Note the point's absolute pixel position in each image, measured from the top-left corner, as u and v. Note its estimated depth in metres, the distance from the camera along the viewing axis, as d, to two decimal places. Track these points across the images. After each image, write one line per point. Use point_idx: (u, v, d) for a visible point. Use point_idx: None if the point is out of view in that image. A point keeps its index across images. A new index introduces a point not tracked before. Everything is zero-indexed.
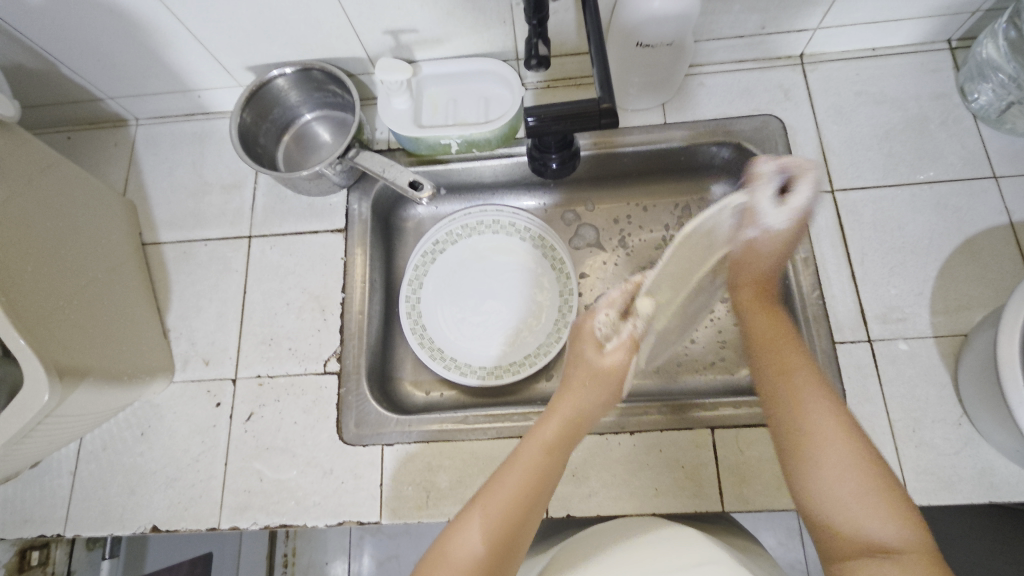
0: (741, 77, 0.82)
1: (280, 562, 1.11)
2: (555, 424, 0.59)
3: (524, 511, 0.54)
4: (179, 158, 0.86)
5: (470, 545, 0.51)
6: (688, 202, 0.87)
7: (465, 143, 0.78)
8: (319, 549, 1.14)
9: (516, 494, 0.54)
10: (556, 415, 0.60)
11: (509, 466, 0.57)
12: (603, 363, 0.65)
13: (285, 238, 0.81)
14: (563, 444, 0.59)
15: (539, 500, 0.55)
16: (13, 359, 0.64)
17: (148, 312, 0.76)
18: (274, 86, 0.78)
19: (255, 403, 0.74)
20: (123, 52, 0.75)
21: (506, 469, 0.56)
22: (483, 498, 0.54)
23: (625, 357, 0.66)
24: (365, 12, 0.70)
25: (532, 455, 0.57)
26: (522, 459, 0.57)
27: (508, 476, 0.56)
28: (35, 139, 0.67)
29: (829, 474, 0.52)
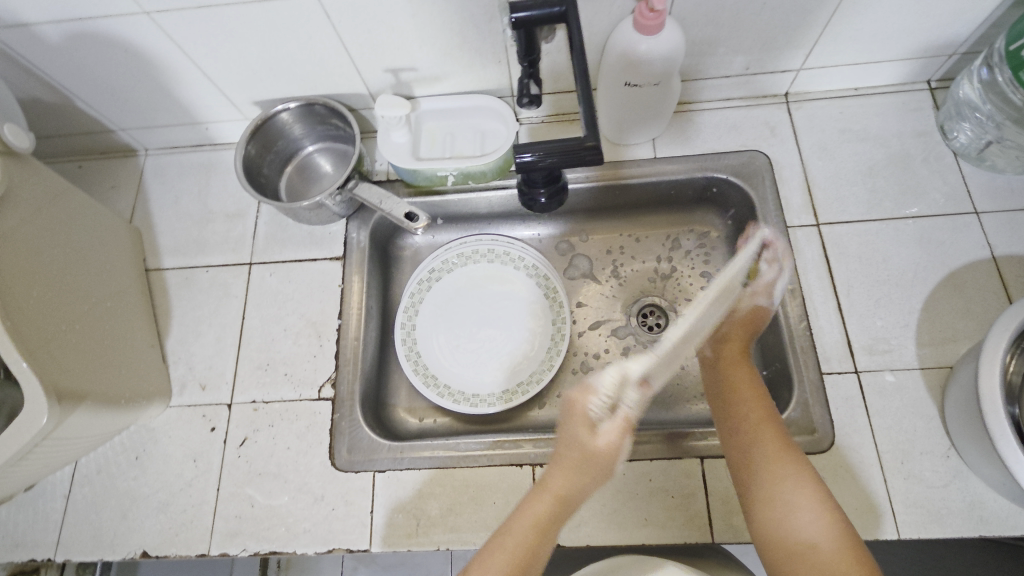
0: (729, 114, 0.85)
1: None
2: (520, 521, 0.58)
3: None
4: (186, 187, 0.89)
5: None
6: (678, 234, 0.89)
7: (461, 175, 0.80)
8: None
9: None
10: (544, 493, 0.60)
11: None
12: (599, 446, 0.61)
13: (284, 265, 0.83)
14: (527, 546, 0.57)
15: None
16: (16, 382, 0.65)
17: (148, 338, 0.78)
18: (279, 120, 0.81)
19: (249, 427, 0.75)
20: (135, 87, 0.78)
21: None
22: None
23: (620, 440, 0.62)
24: (366, 51, 0.73)
25: (494, 563, 0.56)
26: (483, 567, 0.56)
27: (495, 557, 0.56)
28: (48, 169, 0.70)
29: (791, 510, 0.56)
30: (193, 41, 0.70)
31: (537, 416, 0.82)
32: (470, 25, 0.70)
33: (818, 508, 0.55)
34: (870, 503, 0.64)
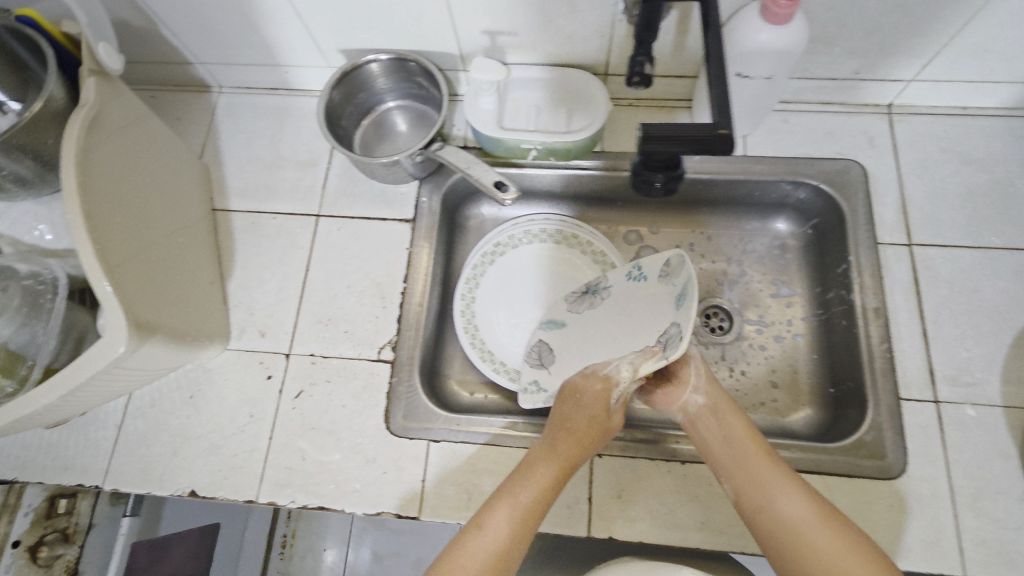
0: (827, 119, 0.81)
1: (278, 541, 0.99)
2: (524, 486, 0.58)
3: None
4: (258, 130, 0.87)
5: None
6: (753, 238, 0.87)
7: (544, 150, 0.78)
8: (318, 534, 1.01)
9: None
10: (544, 455, 0.60)
11: (476, 544, 0.54)
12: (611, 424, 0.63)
13: (353, 221, 0.81)
14: (531, 510, 0.57)
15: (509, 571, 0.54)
16: (85, 308, 0.64)
17: (211, 278, 0.76)
18: (366, 70, 0.78)
19: (305, 381, 0.74)
20: (224, 20, 0.76)
21: (465, 544, 0.55)
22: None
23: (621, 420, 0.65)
24: (468, 9, 0.70)
25: (500, 521, 0.56)
26: (489, 531, 0.55)
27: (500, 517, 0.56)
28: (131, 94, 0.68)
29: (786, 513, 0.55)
30: None
31: None
32: None
33: (807, 504, 0.55)
34: (937, 536, 0.63)
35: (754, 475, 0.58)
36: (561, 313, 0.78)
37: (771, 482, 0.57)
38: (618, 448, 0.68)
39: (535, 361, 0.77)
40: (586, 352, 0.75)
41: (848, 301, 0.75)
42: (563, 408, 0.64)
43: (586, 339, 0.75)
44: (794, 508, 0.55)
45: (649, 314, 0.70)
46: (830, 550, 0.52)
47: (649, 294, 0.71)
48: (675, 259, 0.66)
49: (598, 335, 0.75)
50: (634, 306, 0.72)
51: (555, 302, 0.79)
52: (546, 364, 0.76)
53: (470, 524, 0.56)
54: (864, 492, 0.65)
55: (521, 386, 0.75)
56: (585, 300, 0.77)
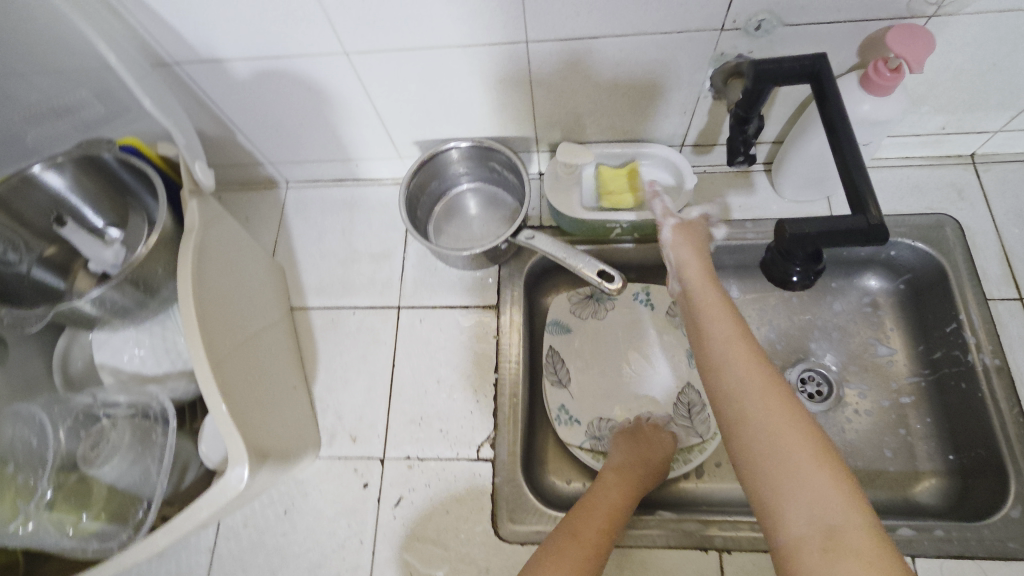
0: (910, 173, 0.80)
1: None
2: (603, 496, 0.64)
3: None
4: (329, 224, 0.86)
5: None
6: (840, 294, 0.83)
7: (629, 227, 0.76)
8: None
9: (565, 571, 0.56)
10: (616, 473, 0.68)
11: (567, 542, 0.59)
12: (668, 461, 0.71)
13: (435, 311, 0.79)
14: (614, 516, 0.62)
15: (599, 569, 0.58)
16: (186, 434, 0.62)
17: (298, 383, 0.74)
18: (444, 159, 0.78)
19: (404, 486, 0.70)
20: (302, 123, 0.76)
21: (557, 543, 0.59)
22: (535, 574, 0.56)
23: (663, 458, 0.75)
24: (552, 98, 0.70)
25: (592, 522, 0.61)
26: (578, 530, 0.60)
27: (584, 511, 0.62)
28: (214, 202, 0.67)
29: (763, 433, 0.47)
30: (379, 82, 0.68)
31: (695, 487, 0.75)
32: (673, 75, 0.66)
33: (772, 433, 0.47)
34: None
35: (733, 378, 0.51)
36: (566, 317, 0.85)
37: (746, 375, 0.51)
38: (748, 542, 0.65)
39: (555, 379, 0.81)
40: (599, 375, 0.82)
41: (965, 362, 0.72)
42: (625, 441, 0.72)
43: (604, 363, 0.83)
44: (767, 416, 0.48)
45: (654, 350, 0.83)
46: (808, 469, 0.45)
47: (657, 325, 0.85)
48: None
49: (615, 361, 0.83)
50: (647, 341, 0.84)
51: (557, 302, 0.85)
52: (565, 383, 0.81)
53: (561, 527, 0.61)
54: None
55: (553, 415, 0.78)
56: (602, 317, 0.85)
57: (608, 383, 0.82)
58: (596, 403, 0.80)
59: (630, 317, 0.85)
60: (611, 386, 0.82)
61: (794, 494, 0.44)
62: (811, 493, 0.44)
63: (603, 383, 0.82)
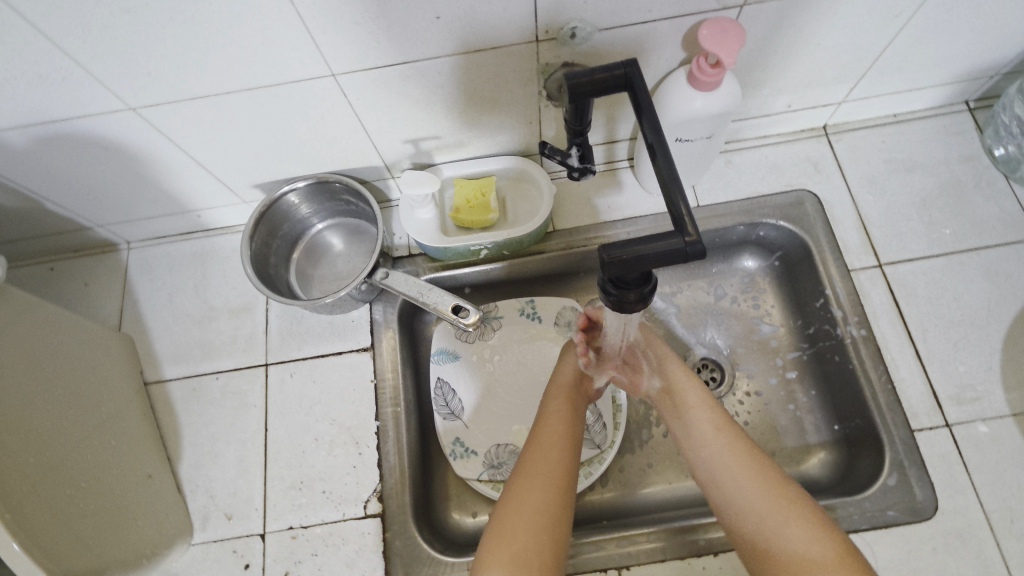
0: (768, 152, 0.80)
1: None
2: (555, 423, 0.61)
3: (550, 539, 0.53)
4: (179, 282, 0.79)
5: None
6: (720, 281, 0.82)
7: (496, 247, 0.74)
8: None
9: (534, 512, 0.54)
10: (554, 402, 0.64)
11: (527, 479, 0.56)
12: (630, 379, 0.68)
13: (306, 363, 0.74)
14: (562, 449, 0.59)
15: (564, 490, 0.56)
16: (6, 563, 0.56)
17: (158, 468, 0.68)
18: (285, 202, 0.73)
19: (289, 560, 0.66)
20: (116, 183, 0.68)
21: (519, 485, 0.56)
22: (501, 530, 0.53)
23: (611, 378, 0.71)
24: (385, 126, 0.65)
25: (550, 454, 0.58)
26: (533, 466, 0.57)
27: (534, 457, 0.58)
28: (13, 288, 0.60)
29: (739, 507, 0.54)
30: (187, 133, 0.61)
31: (600, 498, 0.71)
32: (504, 90, 0.62)
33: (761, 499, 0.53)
34: (985, 570, 0.60)
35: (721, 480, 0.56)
36: (449, 344, 0.78)
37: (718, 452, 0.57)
38: (646, 555, 0.63)
39: (447, 412, 0.74)
40: (493, 399, 0.76)
41: (835, 335, 0.72)
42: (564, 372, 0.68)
43: (499, 386, 0.77)
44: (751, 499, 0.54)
45: (550, 363, 0.78)
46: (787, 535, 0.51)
47: (546, 336, 0.79)
48: (570, 309, 0.79)
49: (511, 382, 0.77)
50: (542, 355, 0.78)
51: (441, 331, 0.79)
52: (459, 414, 0.75)
53: (522, 468, 0.58)
54: (906, 542, 0.62)
55: (448, 451, 0.73)
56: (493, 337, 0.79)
57: (501, 408, 0.76)
58: (492, 430, 0.75)
59: (519, 332, 0.79)
60: (507, 407, 0.76)
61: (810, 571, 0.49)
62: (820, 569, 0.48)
63: (499, 406, 0.76)
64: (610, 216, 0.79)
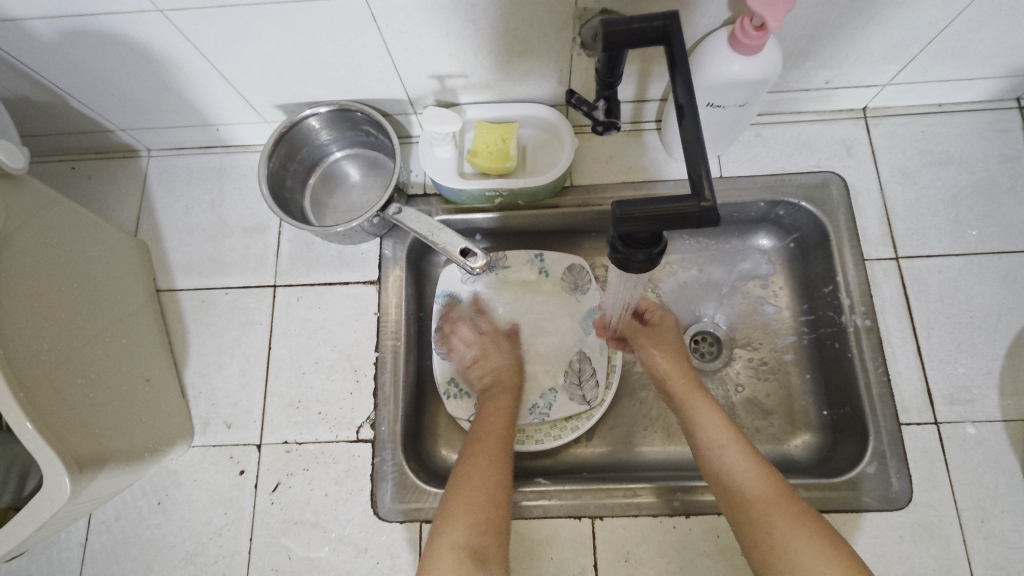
0: (801, 129, 0.78)
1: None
2: (490, 420, 0.67)
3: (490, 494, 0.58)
4: (197, 195, 0.80)
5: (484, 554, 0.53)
6: (733, 257, 0.81)
7: (511, 196, 0.73)
8: None
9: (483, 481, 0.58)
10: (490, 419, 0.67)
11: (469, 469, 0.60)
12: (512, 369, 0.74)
13: (313, 288, 0.76)
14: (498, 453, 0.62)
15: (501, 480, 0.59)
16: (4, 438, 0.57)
17: (164, 371, 0.71)
18: (307, 125, 0.72)
19: (282, 471, 0.69)
20: (139, 88, 0.68)
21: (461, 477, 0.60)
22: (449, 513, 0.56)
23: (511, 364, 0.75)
24: (411, 57, 0.64)
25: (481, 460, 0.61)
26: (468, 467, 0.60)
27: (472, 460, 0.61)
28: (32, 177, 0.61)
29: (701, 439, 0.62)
30: (214, 44, 0.61)
31: (582, 451, 0.73)
32: (537, 32, 0.61)
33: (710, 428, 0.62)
34: (948, 563, 0.62)
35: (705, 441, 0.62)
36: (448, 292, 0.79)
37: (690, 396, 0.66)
38: (620, 508, 0.65)
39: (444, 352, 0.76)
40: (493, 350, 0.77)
41: (838, 323, 0.72)
42: (498, 368, 0.73)
43: (499, 335, 0.78)
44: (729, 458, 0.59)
45: (552, 319, 0.79)
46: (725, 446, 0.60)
47: (552, 291, 0.79)
48: (579, 268, 0.79)
49: (511, 332, 0.78)
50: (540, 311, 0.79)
51: (448, 275, 0.79)
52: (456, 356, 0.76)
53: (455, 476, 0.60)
54: (874, 527, 0.64)
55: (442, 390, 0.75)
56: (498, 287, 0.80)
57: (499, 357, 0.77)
58: None
59: (525, 284, 0.80)
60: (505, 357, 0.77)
61: (777, 542, 0.52)
62: (791, 538, 0.52)
63: (496, 354, 0.77)
64: (631, 178, 0.78)
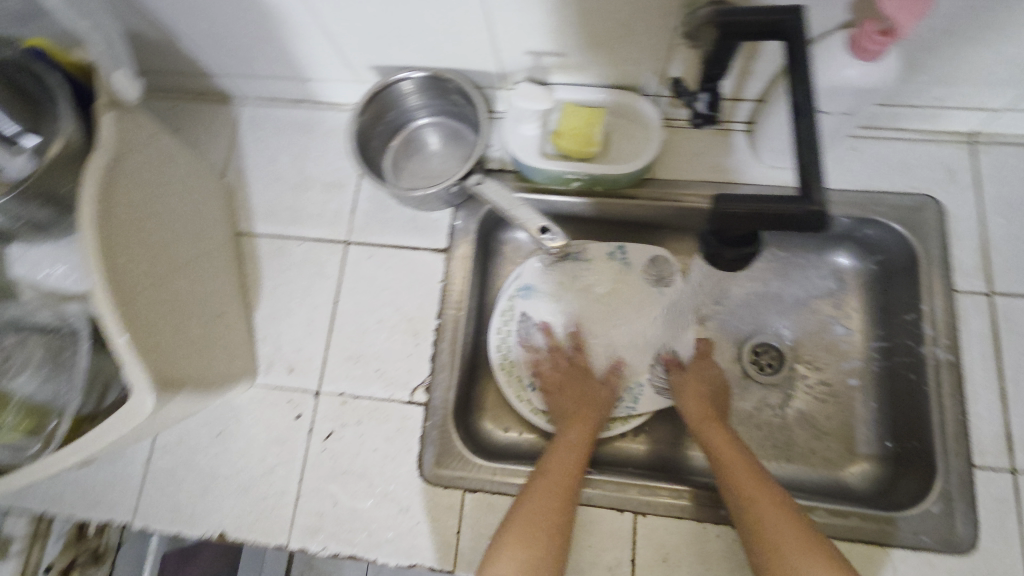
0: (901, 147, 0.74)
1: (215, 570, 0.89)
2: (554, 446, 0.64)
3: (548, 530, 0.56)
4: (284, 146, 0.82)
5: None
6: (807, 271, 0.79)
7: (589, 181, 0.72)
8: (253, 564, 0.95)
9: (539, 518, 0.56)
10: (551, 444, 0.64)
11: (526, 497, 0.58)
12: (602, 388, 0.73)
13: (384, 250, 0.77)
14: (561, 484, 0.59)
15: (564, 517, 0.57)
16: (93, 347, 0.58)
17: (237, 310, 0.74)
18: (398, 89, 0.73)
19: (336, 421, 0.71)
20: (246, 35, 0.70)
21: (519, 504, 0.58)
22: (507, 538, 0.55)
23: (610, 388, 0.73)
24: (513, 31, 0.64)
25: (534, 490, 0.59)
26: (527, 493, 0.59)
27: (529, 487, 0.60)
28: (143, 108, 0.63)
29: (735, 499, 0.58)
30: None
31: (627, 447, 0.73)
32: (645, 17, 0.59)
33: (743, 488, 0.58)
34: None
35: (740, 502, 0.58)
36: (529, 282, 0.78)
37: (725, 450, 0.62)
38: (664, 508, 0.65)
39: (503, 329, 0.77)
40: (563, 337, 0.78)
41: (916, 353, 0.69)
42: (588, 389, 0.72)
43: (557, 320, 0.79)
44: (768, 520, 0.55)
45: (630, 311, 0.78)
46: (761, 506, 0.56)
47: (631, 282, 0.79)
48: (659, 261, 0.78)
49: (569, 320, 0.78)
50: (614, 301, 0.79)
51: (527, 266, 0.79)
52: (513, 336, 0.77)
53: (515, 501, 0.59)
54: (930, 567, 0.61)
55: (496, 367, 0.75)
56: (561, 272, 0.79)
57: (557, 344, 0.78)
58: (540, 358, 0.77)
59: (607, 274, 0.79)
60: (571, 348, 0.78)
61: None
62: None
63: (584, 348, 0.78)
64: (713, 177, 0.76)
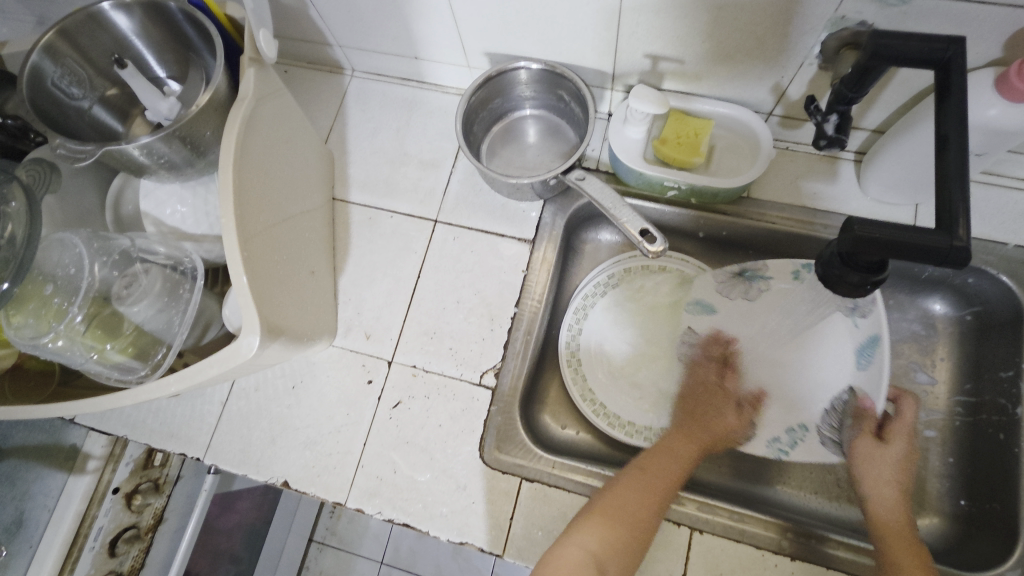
0: (1020, 197, 0.71)
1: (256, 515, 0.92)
2: (679, 447, 0.67)
3: (644, 511, 0.59)
4: (386, 121, 0.85)
5: (609, 561, 0.56)
6: (894, 312, 0.77)
7: (687, 191, 0.72)
8: None
9: (639, 495, 0.60)
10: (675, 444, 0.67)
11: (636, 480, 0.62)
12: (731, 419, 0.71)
13: (470, 232, 0.79)
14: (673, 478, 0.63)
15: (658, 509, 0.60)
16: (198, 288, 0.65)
17: (326, 272, 0.76)
18: (511, 77, 0.75)
19: (405, 392, 0.73)
20: (374, 10, 0.73)
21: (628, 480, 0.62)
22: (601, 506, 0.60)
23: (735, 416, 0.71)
24: (638, 32, 0.64)
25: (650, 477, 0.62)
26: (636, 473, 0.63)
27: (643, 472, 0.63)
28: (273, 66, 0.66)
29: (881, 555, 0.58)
30: None
31: None
32: (779, 32, 0.59)
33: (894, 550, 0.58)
34: None
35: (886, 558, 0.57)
36: (714, 297, 0.76)
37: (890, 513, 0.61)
38: (722, 528, 0.64)
39: (575, 326, 0.78)
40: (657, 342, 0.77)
41: (1010, 413, 0.66)
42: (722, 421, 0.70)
43: (629, 326, 0.79)
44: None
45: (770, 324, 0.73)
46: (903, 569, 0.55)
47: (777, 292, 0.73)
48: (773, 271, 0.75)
49: (643, 327, 0.78)
50: (762, 320, 0.74)
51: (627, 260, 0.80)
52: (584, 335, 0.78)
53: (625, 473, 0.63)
54: None
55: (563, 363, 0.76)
56: (642, 280, 0.80)
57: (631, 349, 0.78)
58: (607, 361, 0.77)
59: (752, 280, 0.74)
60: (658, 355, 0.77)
61: None
62: None
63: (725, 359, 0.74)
64: (812, 203, 0.74)
